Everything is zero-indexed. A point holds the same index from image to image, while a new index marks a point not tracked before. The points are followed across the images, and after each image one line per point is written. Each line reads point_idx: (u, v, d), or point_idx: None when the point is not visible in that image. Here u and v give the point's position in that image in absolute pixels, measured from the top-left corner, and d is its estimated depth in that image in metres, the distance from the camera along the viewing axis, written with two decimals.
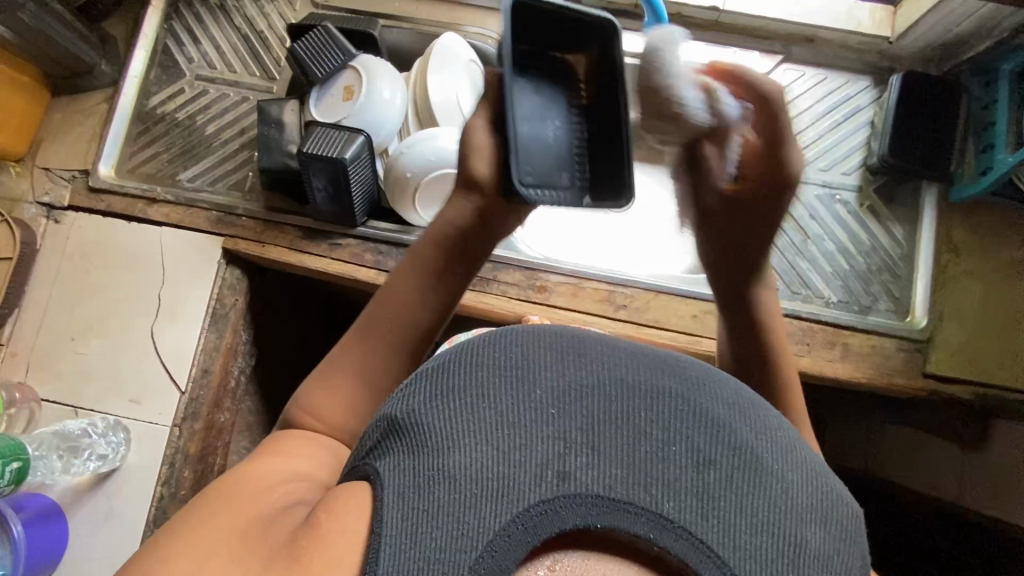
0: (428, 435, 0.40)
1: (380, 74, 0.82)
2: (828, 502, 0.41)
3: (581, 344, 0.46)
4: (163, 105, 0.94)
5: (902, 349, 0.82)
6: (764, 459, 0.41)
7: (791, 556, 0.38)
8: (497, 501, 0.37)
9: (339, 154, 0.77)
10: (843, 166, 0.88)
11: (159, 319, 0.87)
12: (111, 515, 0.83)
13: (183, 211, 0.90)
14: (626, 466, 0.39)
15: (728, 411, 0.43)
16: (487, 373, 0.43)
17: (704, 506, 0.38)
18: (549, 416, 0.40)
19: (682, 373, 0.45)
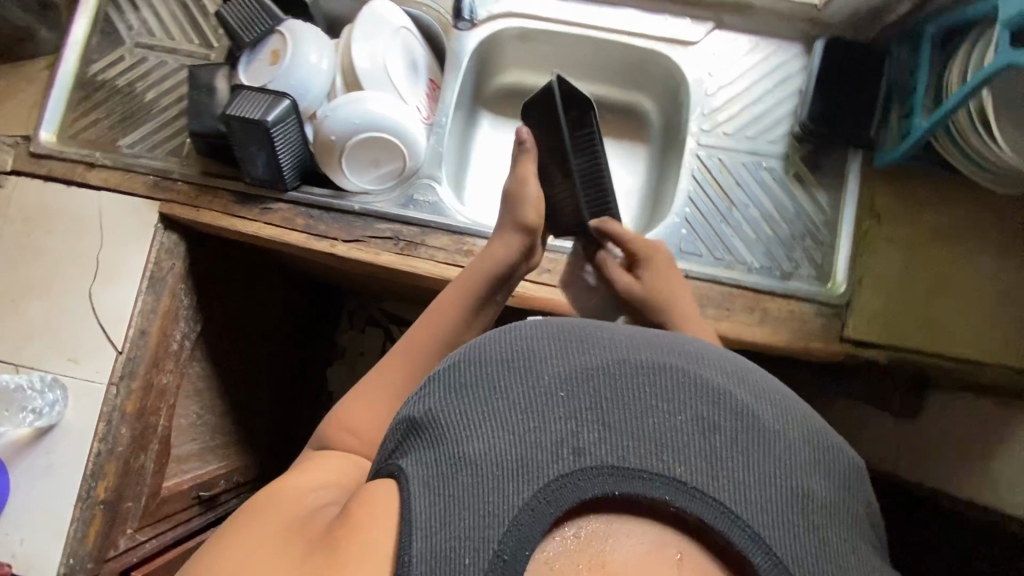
0: (445, 426, 0.39)
1: (305, 38, 0.84)
2: (828, 454, 0.41)
3: (585, 327, 0.44)
4: (103, 73, 0.95)
5: (820, 314, 0.83)
6: (767, 419, 0.40)
7: (801, 507, 0.38)
8: (518, 481, 0.36)
9: (261, 116, 0.79)
10: (771, 134, 0.89)
11: (97, 281, 0.89)
12: (50, 469, 0.86)
13: (121, 176, 0.91)
14: (637, 437, 0.38)
15: (731, 379, 0.42)
16: (494, 362, 0.42)
17: (714, 467, 0.38)
18: (558, 399, 0.39)
19: (681, 348, 0.44)
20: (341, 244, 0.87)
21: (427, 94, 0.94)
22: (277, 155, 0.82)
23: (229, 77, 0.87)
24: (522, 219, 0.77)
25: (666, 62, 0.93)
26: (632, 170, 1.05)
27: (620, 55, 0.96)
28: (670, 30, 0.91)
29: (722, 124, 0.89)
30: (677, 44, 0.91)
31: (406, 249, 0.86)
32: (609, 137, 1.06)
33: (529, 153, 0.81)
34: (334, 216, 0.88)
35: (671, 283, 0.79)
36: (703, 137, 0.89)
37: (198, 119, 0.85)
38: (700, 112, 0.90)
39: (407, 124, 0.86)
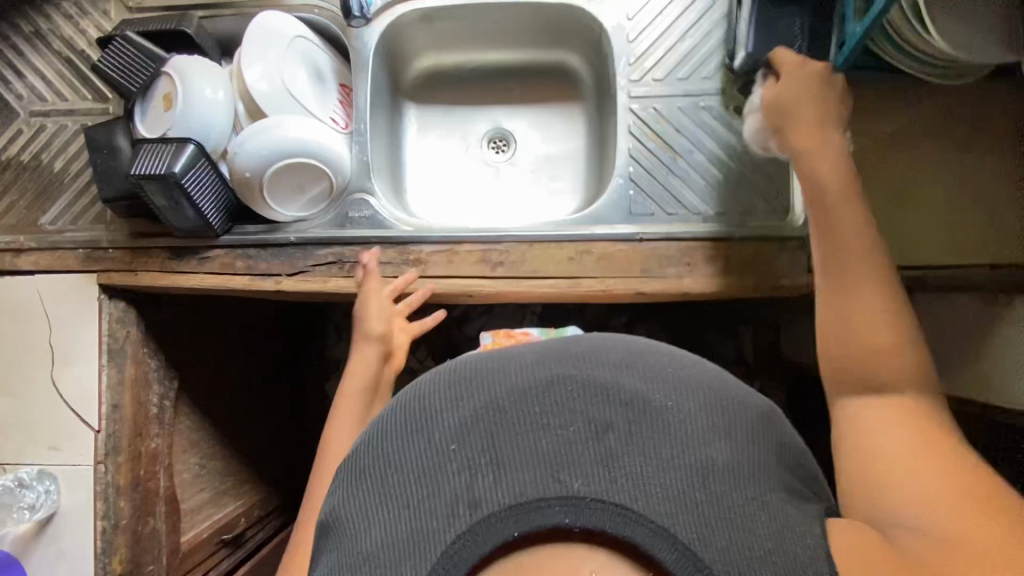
0: (347, 524, 0.40)
1: (193, 73, 0.79)
2: (728, 413, 0.42)
3: (471, 365, 0.44)
4: (6, 152, 0.91)
5: (786, 251, 0.80)
6: (657, 401, 0.41)
7: (708, 481, 0.38)
8: (422, 555, 0.36)
9: (168, 167, 0.75)
10: (704, 70, 0.84)
11: (56, 367, 0.88)
12: (61, 555, 0.87)
13: (51, 255, 0.88)
14: (530, 465, 0.38)
15: (618, 371, 0.43)
16: (385, 437, 0.42)
17: (611, 471, 0.38)
18: (449, 452, 0.39)
19: (567, 353, 0.44)
20: (286, 279, 0.84)
21: (340, 100, 0.89)
22: (197, 205, 0.79)
23: (128, 131, 0.82)
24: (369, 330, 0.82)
25: (584, 15, 0.87)
26: (573, 134, 1.00)
27: (533, 18, 0.92)
28: None
29: (652, 70, 0.84)
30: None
31: (353, 270, 0.84)
32: (544, 104, 1.01)
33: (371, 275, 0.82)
34: (274, 251, 0.85)
35: (817, 152, 0.63)
36: (634, 89, 0.84)
37: (108, 184, 0.81)
38: (625, 62, 0.84)
39: (324, 141, 0.83)
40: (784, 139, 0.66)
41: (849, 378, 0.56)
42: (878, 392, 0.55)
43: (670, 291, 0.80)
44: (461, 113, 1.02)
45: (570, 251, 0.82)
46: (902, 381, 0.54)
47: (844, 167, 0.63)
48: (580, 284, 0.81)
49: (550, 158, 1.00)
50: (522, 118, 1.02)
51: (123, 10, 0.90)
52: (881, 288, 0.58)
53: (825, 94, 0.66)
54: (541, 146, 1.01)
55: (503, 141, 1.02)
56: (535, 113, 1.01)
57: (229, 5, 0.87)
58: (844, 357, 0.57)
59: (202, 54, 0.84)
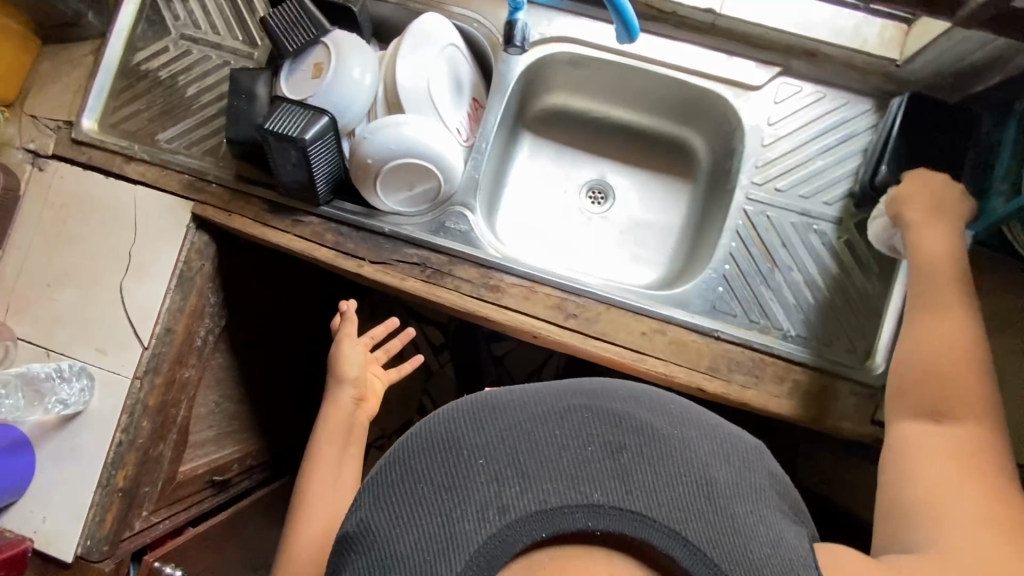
0: (378, 534, 0.45)
1: (350, 52, 0.81)
2: (722, 442, 0.51)
3: (491, 394, 0.51)
4: (147, 63, 0.94)
5: (854, 394, 0.80)
6: (661, 429, 0.49)
7: (708, 495, 0.46)
8: (456, 553, 0.42)
9: (299, 133, 0.77)
10: (826, 195, 0.84)
11: (128, 276, 0.90)
12: (73, 453, 0.89)
13: (158, 172, 0.91)
14: (552, 476, 0.45)
15: (627, 404, 0.51)
16: (415, 455, 0.48)
17: (627, 483, 0.45)
18: (477, 466, 0.46)
19: (582, 389, 0.53)
20: (367, 264, 0.86)
21: (469, 113, 0.91)
22: (314, 175, 0.82)
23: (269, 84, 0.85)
24: (345, 371, 0.89)
25: (724, 107, 0.87)
26: (672, 210, 1.00)
27: (673, 90, 0.91)
28: (732, 71, 0.85)
29: (775, 179, 0.84)
30: (740, 88, 0.85)
31: (432, 277, 0.85)
32: (651, 172, 1.02)
33: (348, 323, 0.92)
34: (364, 235, 0.87)
35: (930, 229, 0.70)
36: (753, 192, 0.85)
37: (235, 128, 0.84)
38: (753, 163, 0.85)
39: (446, 151, 0.83)
40: (901, 221, 0.73)
41: (915, 401, 0.64)
42: (940, 422, 0.62)
43: (729, 396, 0.80)
44: (571, 156, 1.04)
45: (645, 327, 0.82)
46: (967, 413, 0.61)
47: (954, 248, 0.69)
48: (644, 362, 0.81)
49: (643, 225, 1.00)
50: (628, 179, 1.02)
51: None
52: (964, 360, 0.63)
53: (947, 185, 0.72)
54: (637, 211, 1.01)
55: (603, 194, 1.03)
56: (641, 177, 1.02)
57: None
58: (910, 390, 0.65)
59: (359, 34, 0.86)
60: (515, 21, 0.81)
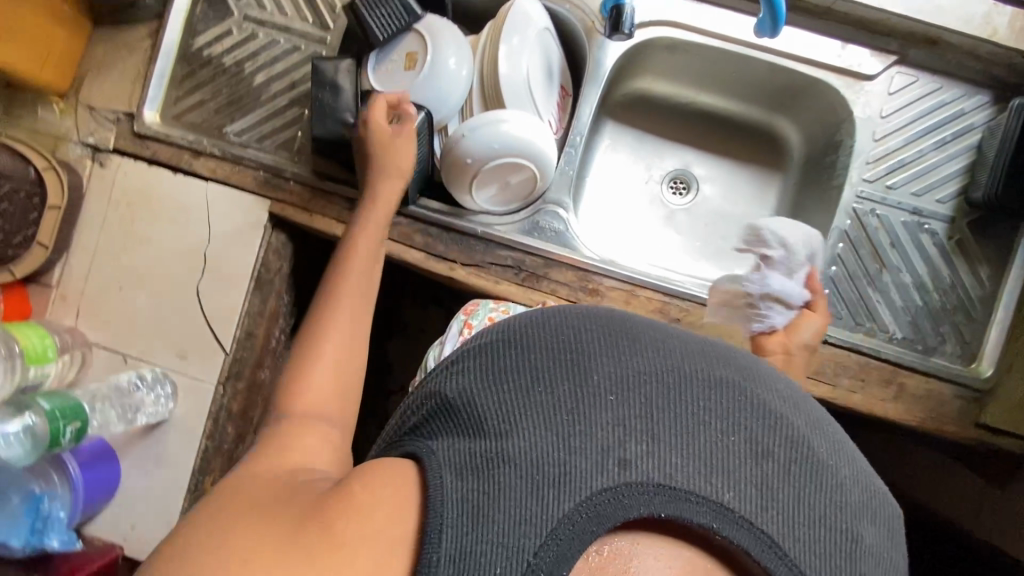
0: (484, 416, 0.39)
1: (446, 40, 0.76)
2: (877, 501, 0.39)
3: (633, 323, 0.44)
4: (209, 48, 0.88)
5: (960, 397, 0.79)
6: (821, 454, 0.38)
7: (849, 551, 0.36)
8: (557, 492, 0.35)
9: (398, 133, 0.71)
10: (939, 193, 0.80)
11: (204, 279, 0.86)
12: (161, 460, 0.86)
13: (230, 168, 0.86)
14: (687, 454, 0.37)
15: (785, 405, 0.40)
16: (540, 351, 0.41)
17: (766, 496, 0.36)
18: (607, 401, 0.38)
19: (740, 364, 0.43)
20: (459, 267, 0.82)
21: (557, 103, 0.86)
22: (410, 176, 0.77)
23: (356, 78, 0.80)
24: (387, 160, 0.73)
25: (834, 98, 0.82)
26: (761, 201, 0.96)
27: (775, 77, 0.86)
28: (845, 61, 0.81)
29: (886, 176, 0.81)
30: (854, 78, 0.81)
31: (527, 280, 0.82)
32: (737, 160, 0.97)
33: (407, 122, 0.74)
34: (455, 236, 0.83)
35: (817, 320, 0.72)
36: (861, 188, 0.81)
37: (320, 124, 0.78)
38: (862, 159, 0.81)
39: (544, 146, 0.78)
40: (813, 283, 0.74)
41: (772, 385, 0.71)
42: None
43: (835, 401, 0.79)
44: (653, 143, 0.98)
45: None
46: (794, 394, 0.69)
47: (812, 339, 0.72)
48: None
49: (727, 217, 0.96)
50: (713, 169, 0.98)
51: None
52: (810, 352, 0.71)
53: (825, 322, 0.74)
54: (724, 202, 0.97)
55: (685, 184, 0.98)
56: (727, 166, 0.97)
57: None
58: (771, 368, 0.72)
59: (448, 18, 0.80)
60: (624, 6, 0.76)
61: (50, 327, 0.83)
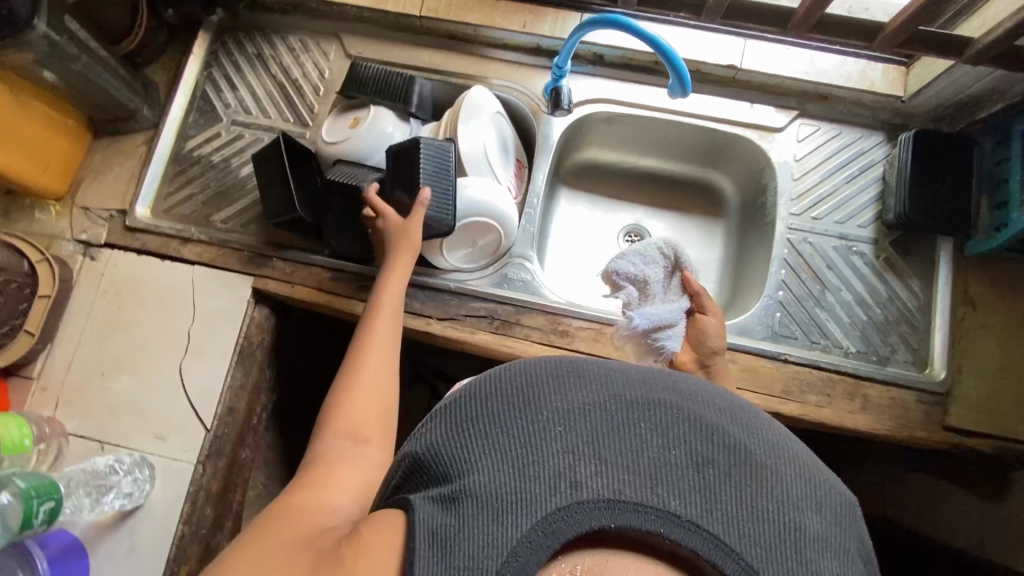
0: (451, 465, 0.41)
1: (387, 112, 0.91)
2: (822, 491, 0.40)
3: (579, 361, 0.46)
4: (199, 149, 0.98)
5: (922, 402, 0.83)
6: (756, 454, 0.41)
7: (793, 541, 0.37)
8: (516, 514, 0.36)
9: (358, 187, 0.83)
10: (859, 219, 0.90)
11: (187, 356, 0.88)
12: (134, 551, 0.82)
13: (215, 250, 0.92)
14: (631, 469, 0.39)
15: (721, 417, 0.43)
16: (494, 398, 0.43)
17: (708, 501, 0.38)
18: (558, 432, 0.40)
19: (675, 386, 0.45)
20: (436, 322, 0.87)
21: (514, 173, 0.96)
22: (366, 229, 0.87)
23: (285, 144, 0.87)
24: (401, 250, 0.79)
25: (752, 148, 0.95)
26: (709, 246, 1.05)
27: (701, 138, 0.98)
28: (756, 117, 0.94)
29: (811, 209, 0.91)
30: (765, 131, 0.94)
31: (501, 327, 0.87)
32: (683, 213, 1.07)
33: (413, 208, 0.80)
34: (430, 294, 0.89)
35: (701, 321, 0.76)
36: (791, 221, 0.91)
37: (276, 193, 0.87)
38: (788, 196, 0.92)
39: (503, 207, 0.87)
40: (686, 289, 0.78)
41: None
42: None
43: (806, 417, 0.81)
44: (606, 203, 1.08)
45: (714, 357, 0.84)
46: None
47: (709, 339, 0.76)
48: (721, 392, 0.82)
49: None
50: (662, 222, 1.07)
51: (342, 55, 1.00)
52: None
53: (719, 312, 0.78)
54: None
55: (640, 237, 1.07)
56: (674, 218, 1.07)
57: (439, 71, 0.98)
58: None
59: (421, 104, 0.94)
60: (561, 87, 0.87)
61: (29, 417, 0.83)
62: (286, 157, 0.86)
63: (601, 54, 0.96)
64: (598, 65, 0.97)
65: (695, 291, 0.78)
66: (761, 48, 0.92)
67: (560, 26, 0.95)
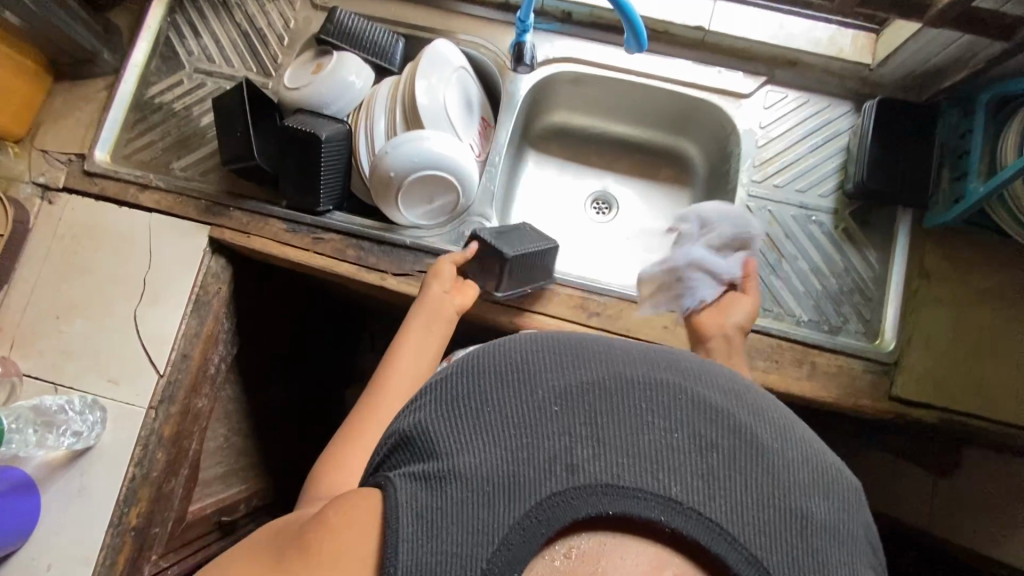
0: (438, 441, 0.39)
1: (351, 57, 0.90)
2: (827, 475, 0.39)
3: (577, 339, 0.43)
4: (161, 96, 0.97)
5: (870, 371, 0.83)
6: (765, 438, 0.38)
7: (799, 529, 0.35)
8: (506, 499, 0.35)
9: (316, 133, 0.83)
10: (820, 188, 0.90)
11: (142, 303, 0.88)
12: (84, 491, 0.83)
13: (172, 198, 0.92)
14: (631, 453, 0.37)
15: (724, 398, 0.40)
16: (487, 373, 0.41)
17: (711, 487, 0.36)
18: (552, 414, 0.38)
19: (676, 364, 0.42)
20: (390, 277, 0.87)
21: (478, 131, 0.95)
22: (322, 173, 0.85)
23: (248, 90, 0.86)
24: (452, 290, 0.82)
25: (718, 114, 0.93)
26: (675, 216, 1.05)
27: (670, 103, 0.97)
28: (723, 82, 0.92)
29: (773, 176, 0.90)
30: (731, 97, 0.92)
31: None
32: (651, 181, 1.06)
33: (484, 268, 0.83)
34: (385, 249, 0.88)
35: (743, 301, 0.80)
36: (753, 188, 0.90)
37: (232, 139, 0.86)
38: (751, 163, 0.91)
39: (462, 162, 0.87)
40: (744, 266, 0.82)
41: None
42: None
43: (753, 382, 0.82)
44: (575, 168, 1.08)
45: (665, 321, 0.85)
46: None
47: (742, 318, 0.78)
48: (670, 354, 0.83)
49: (648, 231, 1.04)
50: (631, 190, 1.07)
51: (308, 5, 0.98)
52: None
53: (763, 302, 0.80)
54: (644, 221, 1.05)
55: (607, 204, 1.06)
56: (643, 186, 1.07)
57: (404, 23, 0.96)
58: None
59: (383, 48, 0.93)
60: (524, 41, 0.88)
61: None
62: (246, 105, 0.85)
63: (569, 12, 0.95)
64: (566, 22, 0.95)
65: (750, 272, 0.82)
66: (730, 11, 0.91)
67: None
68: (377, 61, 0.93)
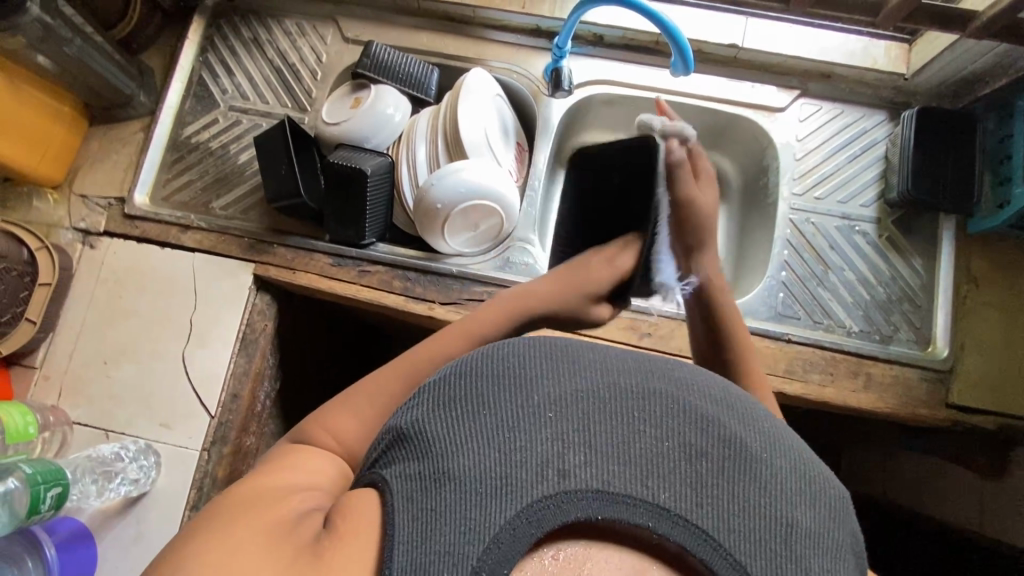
0: (433, 441, 0.38)
1: (388, 91, 0.91)
2: (817, 484, 0.39)
3: (572, 344, 0.43)
4: (197, 135, 0.97)
5: (926, 379, 0.82)
6: (753, 448, 0.39)
7: (784, 537, 0.36)
8: (500, 501, 0.35)
9: (362, 167, 0.83)
10: (862, 198, 0.90)
11: (190, 344, 0.88)
12: (140, 538, 0.82)
13: (214, 237, 0.91)
14: (622, 461, 0.37)
15: (718, 408, 0.41)
16: (485, 377, 0.41)
17: (698, 494, 0.36)
18: (547, 419, 0.38)
19: (671, 373, 0.42)
20: (438, 306, 0.87)
21: (516, 156, 0.96)
22: (367, 208, 0.85)
23: (290, 128, 0.87)
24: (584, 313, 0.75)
25: (755, 129, 0.94)
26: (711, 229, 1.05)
27: (704, 120, 0.98)
28: (758, 97, 0.93)
29: (814, 188, 0.91)
30: (766, 111, 0.93)
31: None
32: None
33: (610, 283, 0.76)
34: (432, 278, 0.88)
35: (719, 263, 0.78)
36: (794, 201, 0.91)
37: (277, 176, 0.86)
38: (790, 176, 0.92)
39: (504, 190, 0.87)
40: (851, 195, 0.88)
41: None
42: None
43: (809, 396, 0.82)
44: None
45: None
46: None
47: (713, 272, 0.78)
48: None
49: None
50: None
51: (339, 40, 0.99)
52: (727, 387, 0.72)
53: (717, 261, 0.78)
54: None
55: None
56: None
57: (439, 54, 0.97)
58: None
59: (418, 80, 0.94)
60: (561, 68, 0.88)
61: (32, 405, 0.83)
62: (290, 142, 0.85)
63: (601, 35, 0.95)
64: (599, 45, 0.96)
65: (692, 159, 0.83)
66: (762, 27, 0.92)
67: (557, 7, 0.94)
68: (414, 92, 0.93)
